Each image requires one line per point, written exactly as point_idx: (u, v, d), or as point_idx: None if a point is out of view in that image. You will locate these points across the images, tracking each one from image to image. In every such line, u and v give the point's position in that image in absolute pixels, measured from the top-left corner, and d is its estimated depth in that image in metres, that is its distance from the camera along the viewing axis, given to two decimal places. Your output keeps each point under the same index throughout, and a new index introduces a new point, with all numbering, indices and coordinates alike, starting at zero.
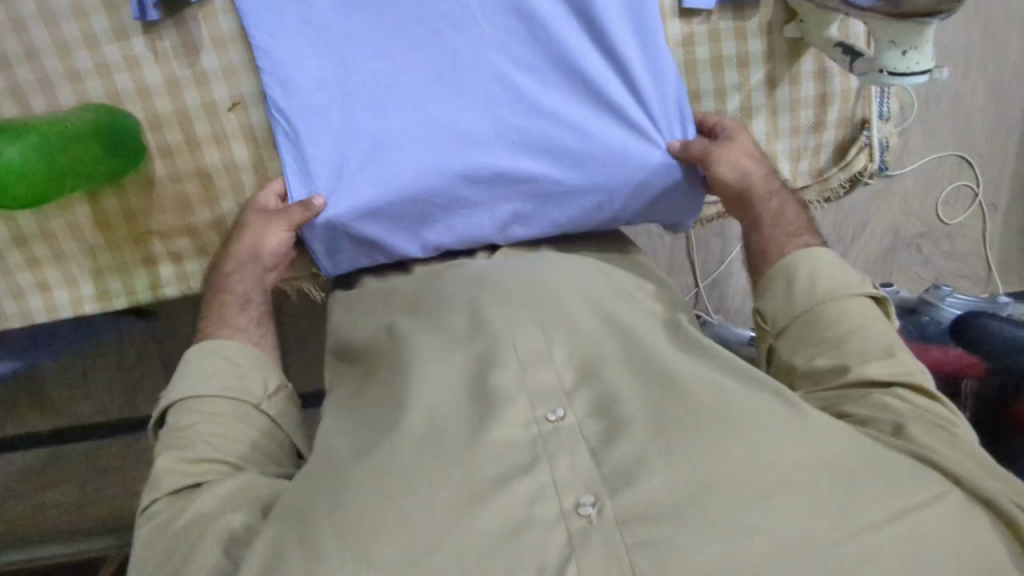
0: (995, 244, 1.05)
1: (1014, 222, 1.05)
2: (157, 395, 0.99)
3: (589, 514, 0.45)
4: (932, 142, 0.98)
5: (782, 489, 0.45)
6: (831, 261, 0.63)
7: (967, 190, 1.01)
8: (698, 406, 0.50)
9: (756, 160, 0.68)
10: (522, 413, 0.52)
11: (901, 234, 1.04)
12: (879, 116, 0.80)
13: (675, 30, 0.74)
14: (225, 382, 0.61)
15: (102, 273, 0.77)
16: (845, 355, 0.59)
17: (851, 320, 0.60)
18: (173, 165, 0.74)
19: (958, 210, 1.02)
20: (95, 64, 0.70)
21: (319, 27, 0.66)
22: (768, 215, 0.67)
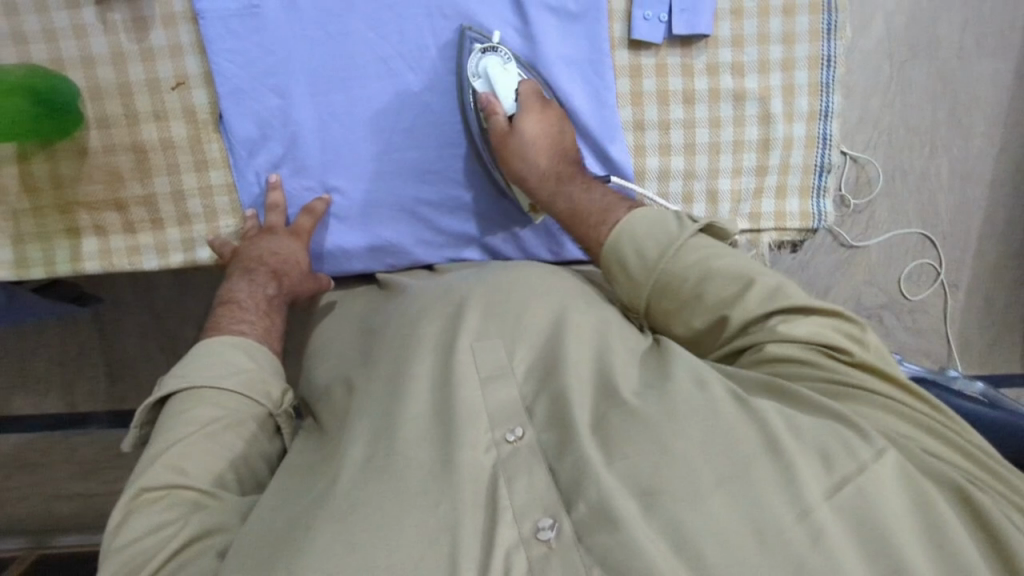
0: (956, 320, 1.26)
1: (973, 302, 1.25)
2: (92, 387, 1.09)
3: (548, 538, 0.48)
4: (897, 217, 1.21)
5: (724, 484, 0.49)
6: (639, 222, 0.68)
7: (929, 268, 1.23)
8: (641, 407, 0.54)
9: (528, 154, 0.75)
10: (482, 435, 0.55)
11: (864, 302, 1.24)
12: (821, 168, 0.85)
13: (623, 58, 0.81)
14: (247, 381, 0.66)
15: (22, 239, 0.78)
16: (713, 308, 0.63)
17: (691, 276, 0.64)
18: (108, 138, 0.77)
19: (921, 286, 1.24)
20: (43, 29, 0.73)
21: (285, 59, 0.75)
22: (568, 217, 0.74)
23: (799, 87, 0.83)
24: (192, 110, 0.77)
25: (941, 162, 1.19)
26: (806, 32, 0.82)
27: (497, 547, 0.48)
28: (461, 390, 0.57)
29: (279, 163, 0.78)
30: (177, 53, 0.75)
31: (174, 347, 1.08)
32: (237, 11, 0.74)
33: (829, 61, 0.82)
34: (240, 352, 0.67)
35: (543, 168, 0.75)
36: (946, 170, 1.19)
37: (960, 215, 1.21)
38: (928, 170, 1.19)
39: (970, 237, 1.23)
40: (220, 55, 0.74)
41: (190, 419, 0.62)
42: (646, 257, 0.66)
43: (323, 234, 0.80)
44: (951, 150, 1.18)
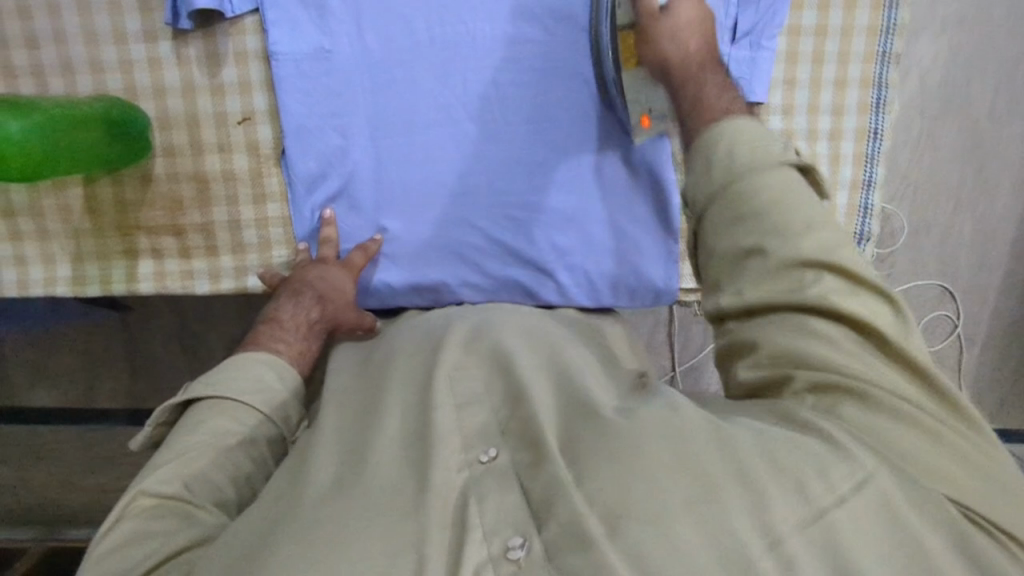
0: (969, 374, 1.26)
1: (988, 358, 1.26)
2: (113, 386, 1.13)
3: (518, 556, 0.47)
4: (918, 269, 1.21)
5: (684, 508, 0.47)
6: (750, 130, 0.60)
7: (947, 320, 1.23)
8: (608, 430, 0.53)
9: (681, 43, 0.68)
10: (454, 456, 0.54)
11: None
12: (861, 235, 0.86)
13: None
14: (269, 401, 0.67)
15: (81, 257, 0.84)
16: (760, 236, 0.57)
17: (769, 195, 0.57)
18: (173, 165, 0.82)
19: (936, 337, 1.24)
20: (118, 59, 0.79)
21: (349, 101, 0.79)
22: (687, 108, 0.66)
23: (845, 157, 0.85)
24: (256, 144, 0.82)
25: (965, 220, 1.18)
26: (855, 104, 0.84)
27: (467, 563, 0.47)
28: (436, 413, 0.58)
29: (334, 200, 0.82)
30: (247, 90, 0.80)
31: (197, 353, 1.11)
32: (308, 54, 0.78)
33: (876, 134, 0.85)
34: (272, 373, 0.69)
35: (691, 49, 0.68)
36: (972, 228, 1.19)
37: (981, 272, 1.21)
38: (952, 227, 1.19)
39: (990, 294, 1.22)
40: (287, 94, 0.79)
41: (206, 428, 0.63)
42: (731, 162, 0.59)
43: (370, 268, 0.83)
44: (976, 206, 1.18)
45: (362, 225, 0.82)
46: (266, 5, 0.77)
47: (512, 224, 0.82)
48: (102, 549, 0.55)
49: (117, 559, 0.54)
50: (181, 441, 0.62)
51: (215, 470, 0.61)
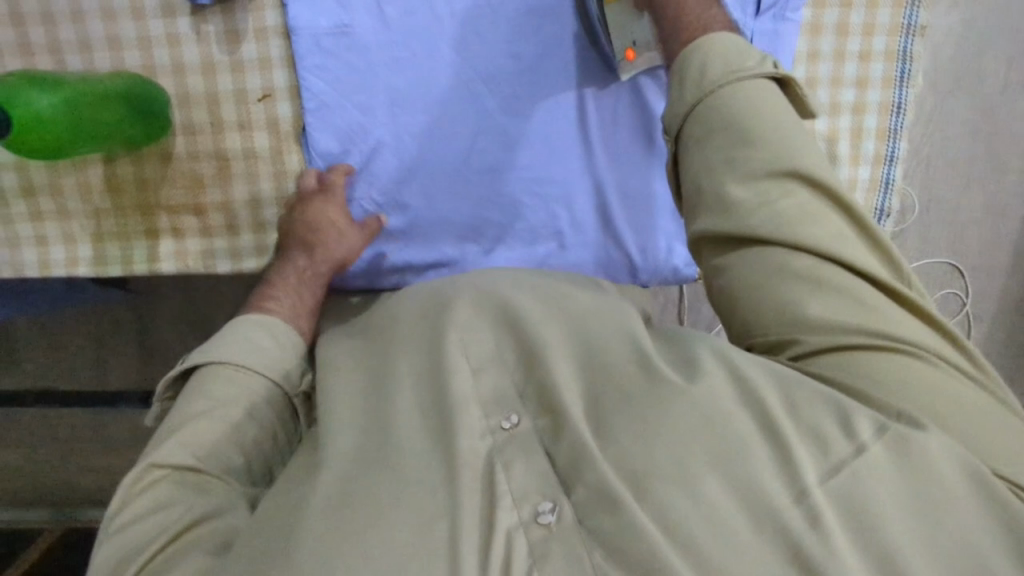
0: (980, 333, 1.25)
1: (997, 323, 1.25)
2: (126, 365, 1.15)
3: (548, 522, 0.48)
4: (927, 230, 1.19)
5: (712, 469, 0.48)
6: (722, 44, 0.64)
7: (955, 275, 1.21)
8: (633, 393, 0.54)
9: None
10: (477, 421, 0.54)
11: None
12: (886, 186, 0.88)
13: None
14: (263, 358, 0.68)
15: (102, 237, 0.84)
16: (732, 150, 0.61)
17: (741, 114, 0.61)
18: (193, 144, 0.82)
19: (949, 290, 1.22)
20: (138, 35, 0.79)
21: (367, 75, 0.80)
22: (665, 18, 0.69)
23: (870, 105, 0.85)
24: (276, 122, 0.82)
25: (981, 170, 1.16)
26: (883, 51, 0.84)
27: (497, 530, 0.48)
28: (455, 377, 0.57)
29: (357, 178, 0.83)
30: (267, 65, 0.81)
31: (205, 328, 1.12)
32: (328, 30, 0.79)
33: (903, 81, 0.85)
34: (261, 329, 0.71)
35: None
36: (987, 187, 1.17)
37: (999, 225, 1.19)
38: (971, 180, 1.16)
39: (1003, 249, 1.20)
40: (308, 71, 0.79)
41: (206, 394, 0.64)
42: (708, 73, 0.63)
43: (393, 247, 0.85)
44: (994, 161, 1.15)
45: (381, 203, 0.84)
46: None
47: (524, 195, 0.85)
48: (118, 530, 0.55)
49: (142, 526, 0.54)
50: (185, 405, 0.64)
51: (226, 441, 0.63)
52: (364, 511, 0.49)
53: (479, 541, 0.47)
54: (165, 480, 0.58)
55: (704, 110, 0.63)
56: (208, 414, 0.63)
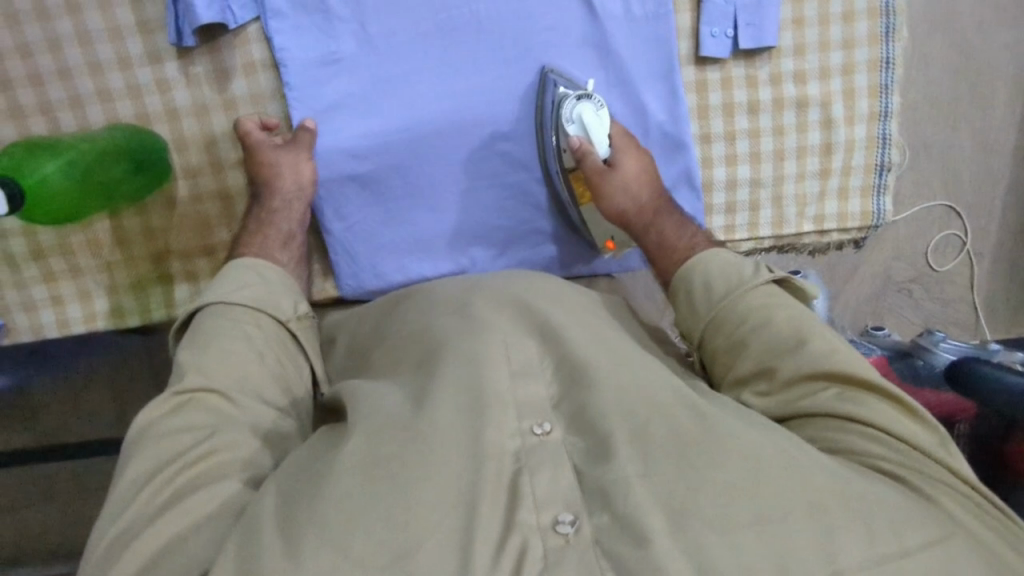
0: (981, 289, 1.28)
1: (998, 268, 1.27)
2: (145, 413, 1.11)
3: (567, 533, 0.47)
4: (921, 192, 1.21)
5: (757, 523, 0.47)
6: (718, 260, 0.72)
7: (955, 239, 1.24)
8: (680, 428, 0.54)
9: (623, 199, 0.81)
10: (511, 422, 0.55)
11: (892, 278, 1.26)
12: (881, 167, 0.94)
13: (689, 74, 0.90)
14: (256, 295, 0.70)
15: (116, 289, 0.86)
16: (759, 355, 0.64)
17: (753, 315, 0.66)
18: (195, 186, 0.85)
19: (947, 258, 1.25)
20: (127, 85, 0.81)
21: (360, 96, 0.82)
22: (651, 246, 0.80)
23: (859, 90, 0.92)
24: None
25: (965, 134, 1.18)
26: (865, 36, 0.90)
27: (513, 534, 0.47)
28: (491, 375, 0.58)
29: (357, 196, 0.84)
30: (259, 99, 0.83)
31: None
32: (316, 57, 0.81)
33: (887, 63, 0.91)
34: (250, 273, 0.73)
35: (645, 200, 0.81)
36: (970, 144, 1.18)
37: (985, 184, 1.21)
38: (953, 144, 1.18)
39: (994, 207, 1.23)
40: (298, 100, 0.81)
41: (224, 330, 0.66)
42: (713, 294, 0.70)
43: (401, 264, 0.87)
44: (974, 122, 1.17)
45: (385, 219, 0.85)
46: (266, 12, 0.80)
47: (522, 197, 0.88)
48: (134, 468, 0.56)
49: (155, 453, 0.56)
50: (198, 339, 0.65)
51: (242, 374, 0.64)
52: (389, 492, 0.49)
53: (492, 548, 0.46)
54: (179, 409, 0.59)
55: (717, 328, 0.68)
56: (226, 351, 0.64)
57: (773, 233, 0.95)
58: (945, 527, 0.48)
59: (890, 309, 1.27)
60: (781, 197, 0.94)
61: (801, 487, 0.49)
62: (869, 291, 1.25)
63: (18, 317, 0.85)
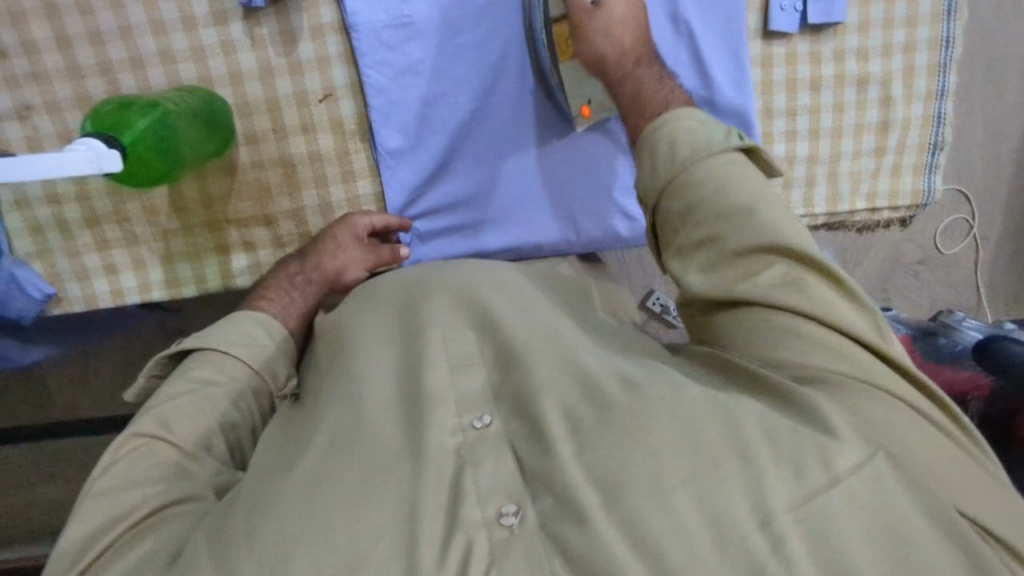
0: (984, 270, 1.26)
1: (1003, 252, 1.25)
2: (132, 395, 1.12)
3: (511, 524, 0.50)
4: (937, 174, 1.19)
5: (684, 484, 0.49)
6: (688, 122, 0.65)
7: (963, 222, 1.23)
8: (606, 395, 0.56)
9: (601, 42, 0.73)
10: (448, 421, 0.57)
11: (901, 257, 1.24)
12: (935, 145, 1.01)
13: (757, 48, 0.97)
14: (252, 352, 0.72)
15: (172, 257, 0.90)
16: (716, 227, 0.61)
17: (714, 181, 0.62)
18: (257, 153, 0.88)
19: (954, 241, 1.24)
20: (190, 46, 0.83)
21: (425, 65, 0.84)
22: (624, 101, 0.73)
23: (919, 69, 0.98)
24: (339, 121, 0.88)
25: (978, 118, 1.16)
26: (928, 14, 0.96)
27: (459, 529, 0.50)
28: (428, 375, 0.60)
29: (423, 164, 0.87)
30: (325, 65, 0.85)
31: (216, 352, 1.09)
32: (386, 23, 0.82)
33: (948, 42, 0.97)
34: (261, 329, 0.74)
35: (625, 47, 0.73)
36: (982, 126, 1.16)
37: (994, 168, 1.19)
38: (964, 128, 1.17)
39: (1001, 191, 1.21)
40: (370, 67, 0.83)
41: (187, 380, 0.68)
42: (678, 152, 0.64)
43: (458, 233, 0.91)
44: (987, 104, 1.15)
45: (446, 184, 0.89)
46: None
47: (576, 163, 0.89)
48: (82, 513, 0.57)
49: (111, 501, 0.58)
50: (169, 387, 0.67)
51: (205, 415, 0.66)
52: (328, 508, 0.51)
53: (436, 541, 0.50)
54: (134, 464, 0.61)
55: (673, 190, 0.64)
56: (191, 400, 0.66)
57: (828, 209, 1.02)
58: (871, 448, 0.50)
59: (897, 290, 1.26)
60: (836, 173, 1.01)
61: (726, 447, 0.50)
62: (878, 272, 1.24)
63: (72, 288, 0.89)
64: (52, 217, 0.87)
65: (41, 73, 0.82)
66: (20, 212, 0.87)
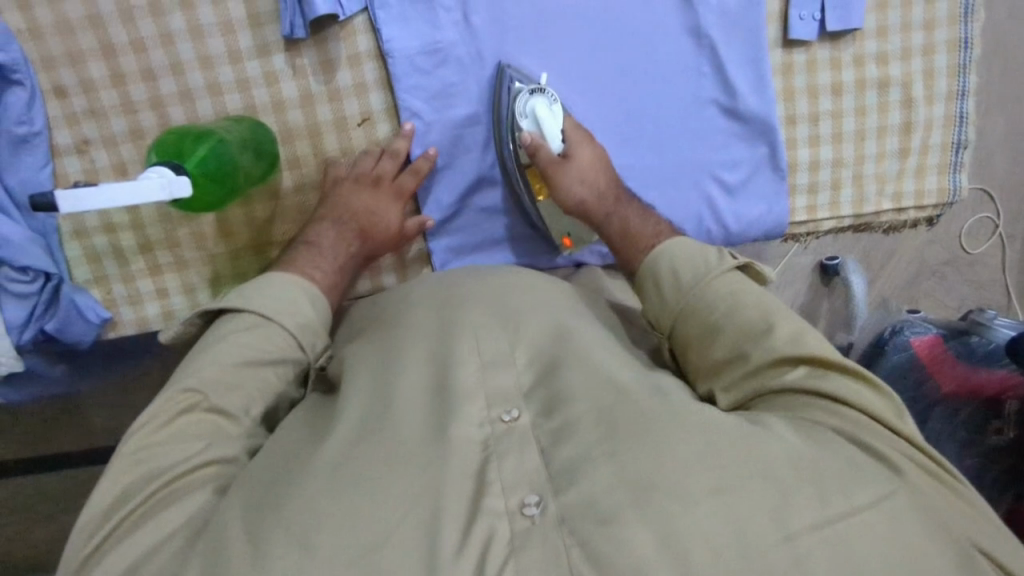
0: (1014, 271, 1.25)
1: None
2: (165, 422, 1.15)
3: (533, 515, 0.51)
4: None
5: (715, 494, 0.50)
6: (683, 247, 0.74)
7: (988, 222, 1.22)
8: (643, 409, 0.57)
9: (581, 192, 0.87)
10: (479, 412, 0.59)
11: (927, 261, 1.23)
12: (959, 144, 1.03)
13: (778, 57, 0.99)
14: (298, 321, 0.74)
15: (220, 281, 0.96)
16: (737, 343, 0.65)
17: (722, 302, 0.68)
18: (300, 176, 0.95)
19: (980, 240, 1.23)
20: (236, 78, 0.90)
21: (458, 86, 0.92)
22: (614, 232, 0.86)
23: (938, 70, 1.00)
24: (376, 141, 0.95)
25: (998, 118, 1.16)
26: (945, 17, 0.98)
27: (480, 516, 0.51)
28: (462, 371, 0.63)
29: (457, 182, 0.95)
30: (362, 90, 0.93)
31: None
32: (420, 49, 0.90)
33: (966, 43, 0.99)
34: (306, 298, 0.76)
35: (601, 188, 0.87)
36: (1002, 125, 1.16)
37: (1018, 167, 1.19)
38: (984, 129, 1.16)
39: None
40: (407, 91, 0.91)
41: (234, 342, 0.69)
42: (681, 283, 0.72)
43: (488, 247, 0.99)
44: (1005, 104, 1.15)
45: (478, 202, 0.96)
46: (375, 5, 0.89)
47: None
48: (121, 470, 0.59)
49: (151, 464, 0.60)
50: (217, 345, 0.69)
51: (245, 382, 0.68)
52: (355, 492, 0.53)
53: (456, 529, 0.50)
54: (179, 420, 0.63)
55: (683, 321, 0.70)
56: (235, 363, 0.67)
57: (854, 211, 1.04)
58: (889, 486, 0.52)
59: (924, 293, 1.25)
60: (861, 176, 1.03)
61: (751, 466, 0.52)
62: (904, 276, 1.23)
63: (126, 311, 0.95)
64: (108, 246, 0.93)
65: (99, 109, 0.90)
66: (79, 241, 0.93)
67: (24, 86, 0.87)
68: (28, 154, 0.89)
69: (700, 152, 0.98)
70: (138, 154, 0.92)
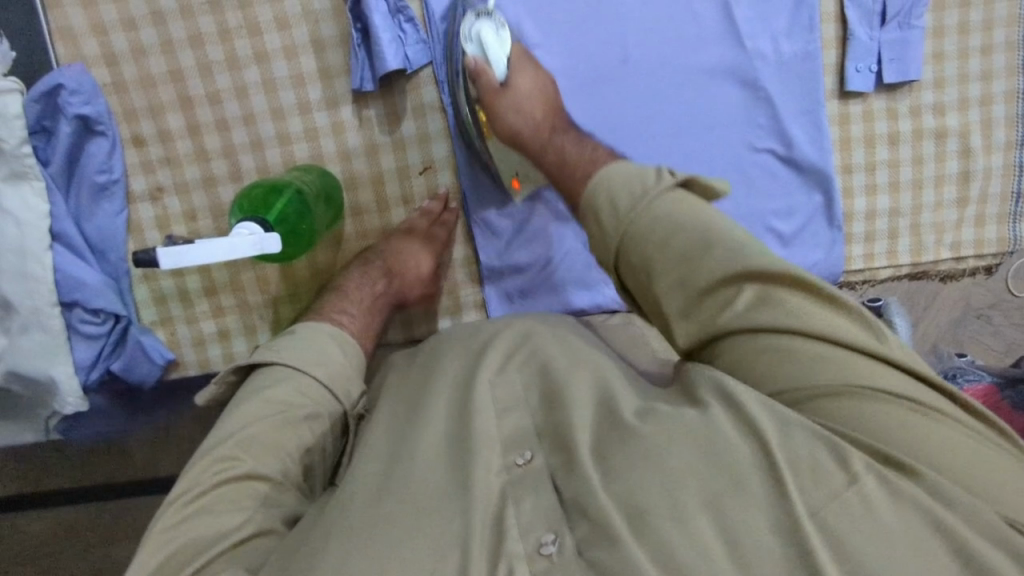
0: None
1: None
2: None
3: (550, 552, 0.53)
4: None
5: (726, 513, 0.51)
6: (621, 172, 0.71)
7: None
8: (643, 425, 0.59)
9: (518, 119, 0.85)
10: (496, 459, 0.62)
11: None
12: (1018, 194, 1.02)
13: (835, 107, 1.01)
14: (332, 376, 0.77)
15: (280, 323, 1.01)
16: (681, 269, 0.65)
17: (670, 219, 0.67)
18: (361, 223, 0.99)
19: None
20: (304, 128, 0.96)
21: None
22: (551, 164, 0.82)
23: (997, 121, 1.00)
24: (435, 188, 0.99)
25: None
26: (1002, 68, 0.99)
27: (502, 558, 0.54)
28: (478, 417, 0.65)
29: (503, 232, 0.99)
30: (425, 140, 0.97)
31: None
32: None
33: None
34: (337, 347, 0.80)
35: (537, 120, 0.85)
36: None
37: None
38: None
39: None
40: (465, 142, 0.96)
41: (261, 395, 0.73)
42: (620, 208, 0.69)
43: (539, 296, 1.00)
44: None
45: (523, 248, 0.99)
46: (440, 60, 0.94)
47: None
48: (167, 533, 0.63)
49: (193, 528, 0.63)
50: (248, 405, 0.72)
51: (282, 436, 0.71)
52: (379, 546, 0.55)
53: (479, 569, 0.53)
54: (221, 483, 0.66)
55: (629, 241, 0.68)
56: (267, 415, 0.71)
57: (912, 260, 1.04)
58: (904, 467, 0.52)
59: None
60: (918, 225, 1.03)
61: (763, 477, 0.52)
62: None
63: (188, 353, 1.00)
64: (175, 289, 0.99)
65: (176, 159, 0.96)
66: (148, 284, 0.98)
67: (106, 136, 0.93)
68: (107, 202, 0.95)
69: (758, 198, 1.00)
70: (208, 201, 0.98)
